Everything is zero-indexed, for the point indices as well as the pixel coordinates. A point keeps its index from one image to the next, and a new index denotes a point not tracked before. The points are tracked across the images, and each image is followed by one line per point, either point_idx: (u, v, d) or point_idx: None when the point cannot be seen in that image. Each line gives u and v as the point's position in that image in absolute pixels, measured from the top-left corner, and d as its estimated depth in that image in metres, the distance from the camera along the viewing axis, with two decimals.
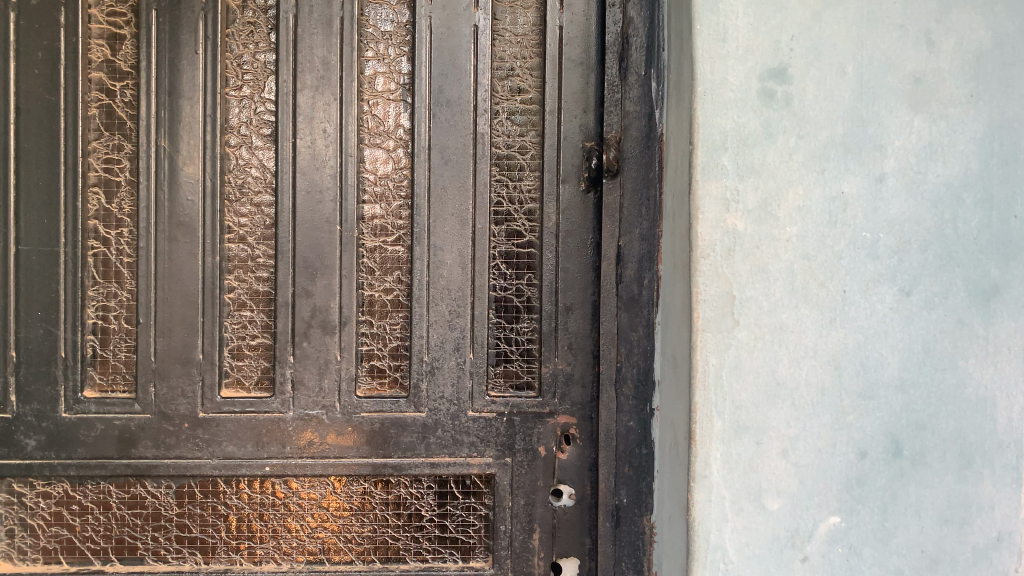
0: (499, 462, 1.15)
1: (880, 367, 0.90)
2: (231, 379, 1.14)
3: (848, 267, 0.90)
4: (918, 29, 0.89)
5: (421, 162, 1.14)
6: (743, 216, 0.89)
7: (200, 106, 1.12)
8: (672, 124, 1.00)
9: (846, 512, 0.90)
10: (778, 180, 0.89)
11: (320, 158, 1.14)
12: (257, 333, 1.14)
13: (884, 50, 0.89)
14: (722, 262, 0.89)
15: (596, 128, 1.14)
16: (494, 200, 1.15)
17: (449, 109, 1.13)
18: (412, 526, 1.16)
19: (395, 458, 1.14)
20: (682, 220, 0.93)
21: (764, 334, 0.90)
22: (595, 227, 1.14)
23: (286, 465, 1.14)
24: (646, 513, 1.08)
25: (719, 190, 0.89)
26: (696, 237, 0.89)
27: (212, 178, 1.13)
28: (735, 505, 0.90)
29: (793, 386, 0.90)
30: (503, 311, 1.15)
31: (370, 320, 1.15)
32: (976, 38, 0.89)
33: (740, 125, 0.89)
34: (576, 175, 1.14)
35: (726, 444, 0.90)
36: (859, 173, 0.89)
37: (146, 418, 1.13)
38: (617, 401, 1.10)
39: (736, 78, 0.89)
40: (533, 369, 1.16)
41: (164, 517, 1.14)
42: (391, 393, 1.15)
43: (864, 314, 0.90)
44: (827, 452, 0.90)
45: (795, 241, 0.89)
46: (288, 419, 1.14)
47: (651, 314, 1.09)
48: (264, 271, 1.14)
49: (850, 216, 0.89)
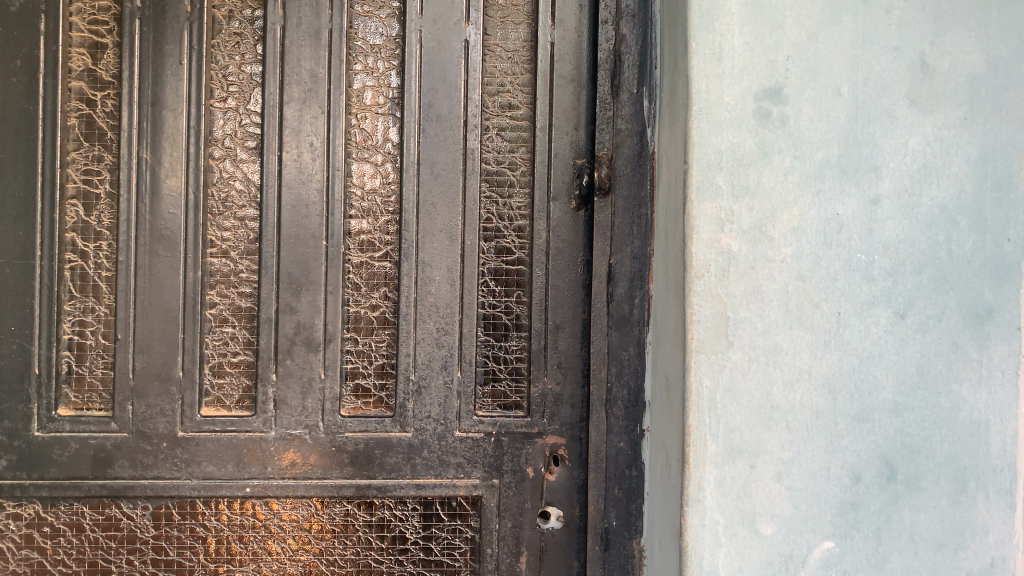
0: (486, 483, 1.13)
1: (875, 390, 0.89)
2: (212, 397, 1.11)
3: (843, 289, 0.89)
4: (913, 51, 0.89)
5: (410, 177, 1.12)
6: (738, 237, 0.88)
7: (184, 118, 1.10)
8: (665, 143, 1.00)
9: (841, 537, 0.89)
10: (773, 201, 0.89)
11: (306, 172, 1.11)
12: (239, 350, 1.11)
13: (879, 71, 0.89)
14: (717, 283, 0.88)
15: (588, 145, 1.13)
16: (483, 216, 1.13)
17: (438, 124, 1.12)
18: (396, 549, 1.13)
19: (380, 480, 1.12)
20: (677, 239, 0.92)
21: (759, 355, 0.89)
22: (585, 245, 1.13)
23: (268, 485, 1.11)
24: (636, 536, 1.06)
25: (714, 210, 0.88)
26: (690, 257, 0.88)
27: (195, 191, 1.10)
28: (729, 529, 0.89)
29: (787, 408, 0.89)
30: (491, 329, 1.14)
31: (356, 338, 1.12)
32: (970, 60, 0.89)
33: (735, 145, 0.88)
34: (566, 193, 1.13)
35: (720, 467, 0.89)
36: (853, 195, 0.89)
37: (123, 437, 1.09)
38: (608, 422, 1.10)
39: (732, 97, 0.88)
40: (521, 388, 1.14)
41: (140, 539, 1.10)
42: (377, 413, 1.12)
43: (858, 336, 0.89)
44: (821, 476, 0.89)
45: (790, 262, 0.89)
46: (270, 438, 1.11)
47: (642, 333, 1.07)
48: (248, 287, 1.11)
49: (845, 238, 0.89)
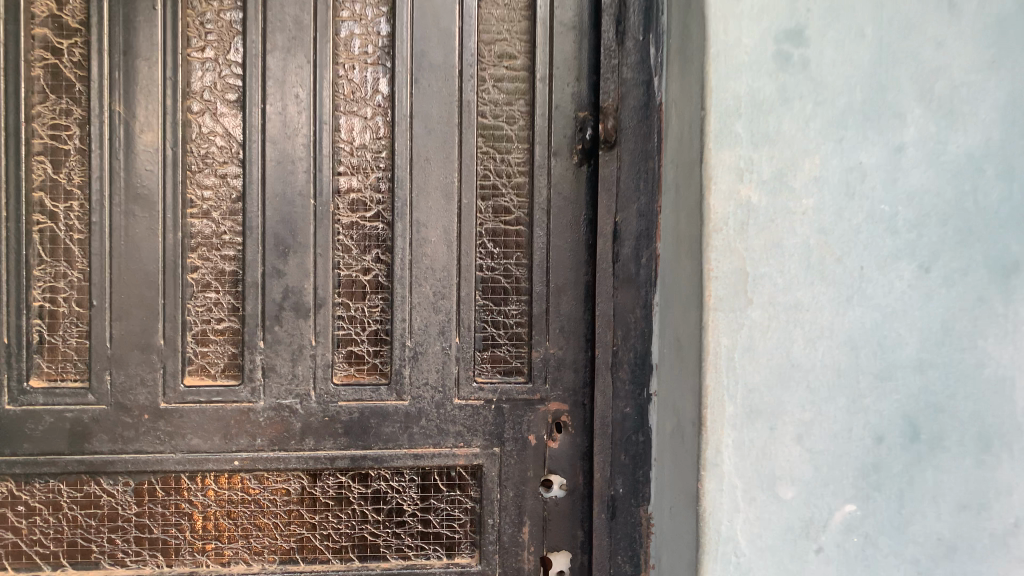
0: (487, 452, 1.08)
1: (898, 347, 0.86)
2: (195, 366, 1.05)
3: (866, 242, 0.85)
4: None
5: (402, 131, 1.06)
6: (758, 187, 0.84)
7: (158, 68, 1.02)
8: (675, 93, 0.95)
9: (862, 499, 0.86)
10: (794, 149, 0.84)
11: (292, 126, 1.05)
12: (224, 317, 1.05)
13: (905, 12, 0.84)
14: (735, 236, 0.84)
15: (590, 97, 1.08)
16: (480, 173, 1.07)
17: (432, 75, 1.06)
18: (393, 522, 1.08)
19: (376, 450, 1.07)
20: (692, 192, 0.88)
21: (779, 313, 0.85)
22: (589, 202, 1.08)
23: (257, 459, 1.05)
24: (643, 503, 1.04)
25: (732, 159, 0.84)
26: (708, 209, 0.84)
27: (173, 147, 1.03)
28: (747, 494, 0.85)
29: (808, 368, 0.85)
30: (491, 293, 1.08)
31: (348, 302, 1.07)
32: None
33: (755, 90, 0.84)
34: (568, 147, 1.08)
35: (738, 430, 0.85)
36: (877, 143, 0.85)
37: (101, 410, 1.03)
38: (614, 386, 1.04)
39: (751, 40, 0.84)
40: (522, 353, 1.09)
41: (122, 517, 1.05)
42: (371, 381, 1.07)
43: (882, 291, 0.85)
44: (843, 437, 0.86)
45: (811, 214, 0.84)
46: (259, 409, 1.05)
47: (650, 295, 1.04)
48: (232, 248, 1.05)
49: (868, 188, 0.85)
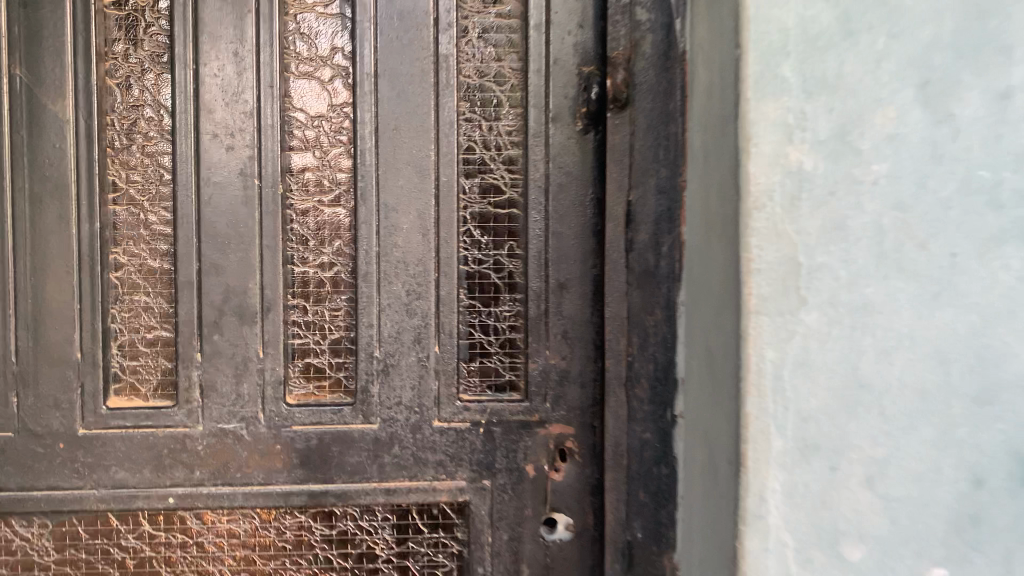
0: (474, 486, 0.88)
1: (1005, 361, 0.62)
2: (121, 384, 0.87)
3: (960, 220, 0.62)
4: None
5: (366, 95, 0.86)
6: (812, 150, 0.63)
7: (67, 23, 0.84)
8: (700, 34, 0.74)
9: (956, 566, 0.64)
10: (860, 97, 0.63)
11: (232, 92, 0.86)
12: (155, 324, 0.87)
13: None
14: (783, 216, 0.64)
15: (597, 48, 0.87)
16: (463, 144, 0.88)
17: (400, 24, 0.86)
18: (364, 570, 0.89)
19: (339, 485, 0.88)
20: (725, 160, 0.68)
21: (842, 316, 0.64)
22: (596, 178, 0.88)
23: (195, 495, 0.87)
24: (666, 551, 0.81)
25: (778, 114, 0.64)
26: (745, 180, 0.64)
27: (88, 119, 0.85)
28: (801, 553, 0.65)
29: (881, 389, 0.64)
30: (477, 291, 0.88)
31: (303, 304, 0.88)
32: None
33: (807, 20, 0.64)
34: (570, 111, 0.87)
35: (788, 470, 0.65)
36: (977, 85, 0.61)
37: (8, 438, 0.85)
38: (629, 407, 0.85)
39: None
40: (516, 365, 0.89)
41: (39, 565, 0.87)
42: (332, 400, 0.88)
43: (982, 285, 0.62)
44: (928, 481, 0.64)
45: (884, 183, 0.63)
46: (197, 436, 0.86)
47: (671, 292, 0.80)
48: (162, 241, 0.87)
49: (963, 146, 0.62)
